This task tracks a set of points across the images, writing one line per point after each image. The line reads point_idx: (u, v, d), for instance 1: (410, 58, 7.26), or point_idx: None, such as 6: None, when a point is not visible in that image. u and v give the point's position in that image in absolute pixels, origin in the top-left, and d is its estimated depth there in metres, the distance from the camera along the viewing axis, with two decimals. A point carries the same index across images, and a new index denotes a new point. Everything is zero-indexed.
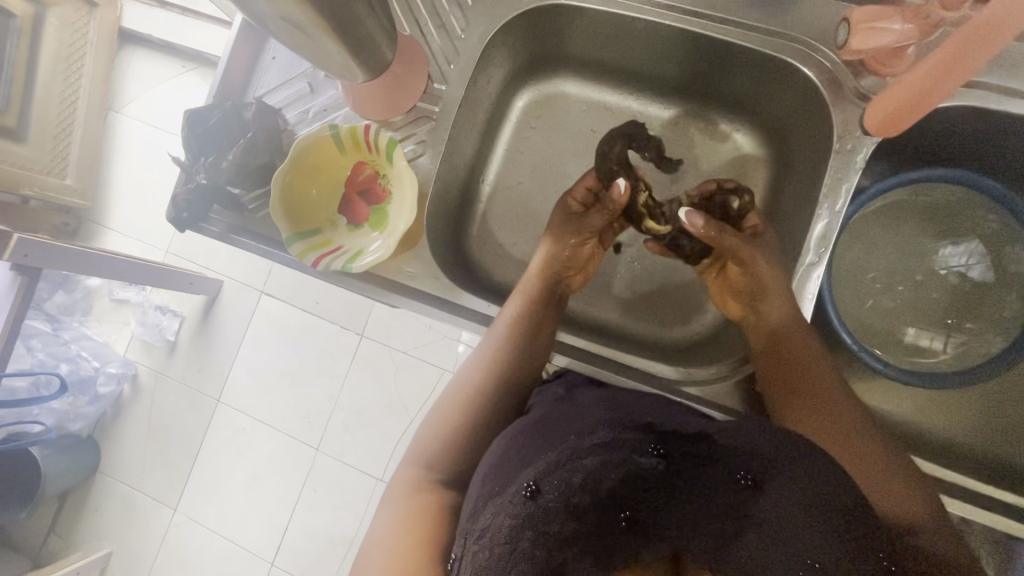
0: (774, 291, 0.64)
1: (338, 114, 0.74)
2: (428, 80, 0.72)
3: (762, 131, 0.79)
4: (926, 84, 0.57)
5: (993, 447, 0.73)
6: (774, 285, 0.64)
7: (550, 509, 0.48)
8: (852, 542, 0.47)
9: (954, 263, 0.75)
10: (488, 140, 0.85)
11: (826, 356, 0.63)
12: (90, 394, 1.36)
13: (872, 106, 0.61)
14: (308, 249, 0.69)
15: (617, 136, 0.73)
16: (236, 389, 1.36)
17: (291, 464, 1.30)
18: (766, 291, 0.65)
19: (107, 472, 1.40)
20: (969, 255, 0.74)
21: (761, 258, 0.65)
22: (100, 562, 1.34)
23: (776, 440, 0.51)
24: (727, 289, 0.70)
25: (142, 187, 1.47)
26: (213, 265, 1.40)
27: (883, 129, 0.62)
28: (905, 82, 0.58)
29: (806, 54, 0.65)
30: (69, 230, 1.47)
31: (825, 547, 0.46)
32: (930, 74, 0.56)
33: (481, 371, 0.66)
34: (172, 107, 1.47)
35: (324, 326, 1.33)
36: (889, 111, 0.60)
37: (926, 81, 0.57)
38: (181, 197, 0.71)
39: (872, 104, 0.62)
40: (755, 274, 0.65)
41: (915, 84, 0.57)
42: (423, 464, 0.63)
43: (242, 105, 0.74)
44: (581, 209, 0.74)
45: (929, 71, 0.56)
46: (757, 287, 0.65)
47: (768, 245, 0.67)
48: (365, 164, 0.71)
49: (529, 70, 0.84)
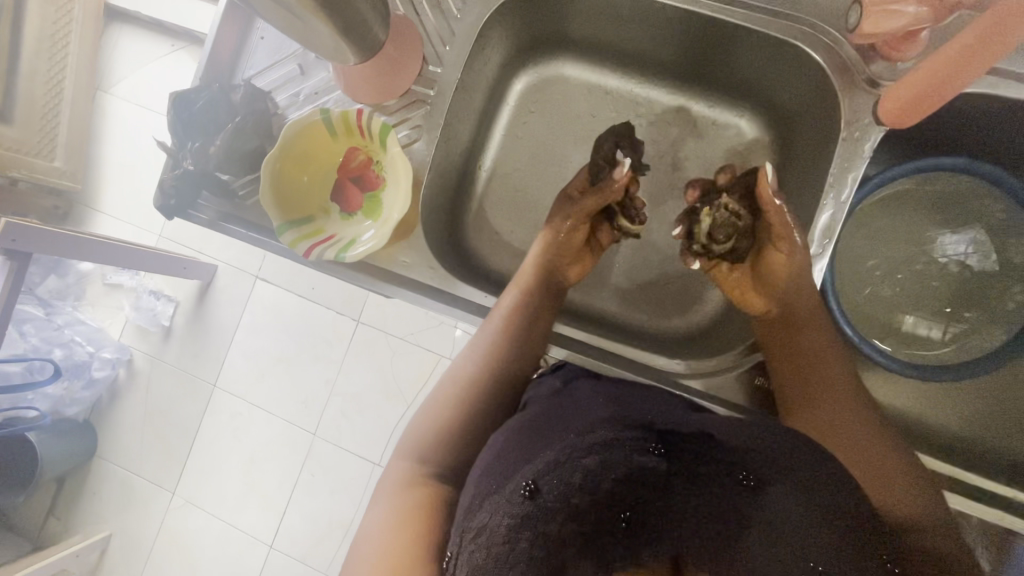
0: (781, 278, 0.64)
1: (329, 98, 0.72)
2: (422, 61, 0.69)
3: (767, 116, 0.77)
4: (943, 74, 0.55)
5: (992, 439, 0.73)
6: (807, 289, 0.63)
7: (548, 508, 0.49)
8: (853, 547, 0.47)
9: (954, 252, 0.74)
10: (485, 124, 0.82)
11: (838, 352, 0.61)
12: (85, 379, 1.35)
13: (886, 95, 0.59)
14: (299, 238, 0.67)
15: (610, 134, 0.73)
16: (232, 374, 1.36)
17: (288, 450, 1.30)
18: (801, 286, 0.63)
19: (104, 456, 1.40)
20: (970, 244, 0.73)
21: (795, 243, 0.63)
22: (101, 543, 1.35)
23: (775, 439, 0.52)
24: (750, 283, 0.68)
25: (133, 170, 1.43)
26: (207, 249, 1.38)
27: (895, 119, 0.60)
28: (922, 73, 0.56)
29: (817, 37, 0.63)
30: (60, 213, 1.44)
31: (827, 551, 0.47)
32: (948, 64, 0.54)
33: (477, 361, 0.65)
34: (162, 87, 1.43)
35: (320, 313, 1.32)
36: (893, 108, 0.59)
37: (944, 71, 0.55)
38: (168, 183, 0.70)
39: (885, 95, 0.60)
40: (790, 267, 0.63)
41: (916, 84, 0.56)
42: (419, 456, 0.62)
43: (230, 87, 0.71)
44: (578, 195, 0.72)
45: (945, 59, 0.54)
46: (796, 276, 0.63)
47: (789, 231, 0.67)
48: (357, 150, 0.69)
49: (528, 52, 0.81)
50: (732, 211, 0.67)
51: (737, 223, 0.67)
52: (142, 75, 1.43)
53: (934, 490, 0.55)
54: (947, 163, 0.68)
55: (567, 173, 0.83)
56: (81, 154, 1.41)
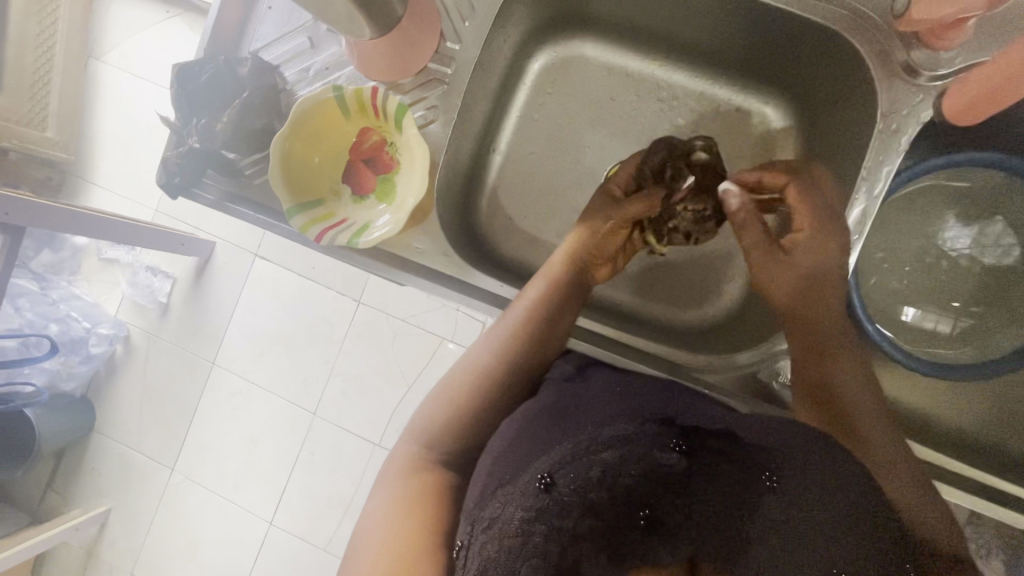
0: (799, 266, 0.62)
1: (341, 74, 0.69)
2: (440, 37, 0.66)
3: (794, 103, 0.75)
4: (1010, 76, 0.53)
5: (1006, 437, 0.71)
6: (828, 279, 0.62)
7: (564, 502, 0.49)
8: (849, 531, 0.51)
9: (958, 246, 0.73)
10: (501, 105, 0.79)
11: (852, 349, 0.62)
12: (82, 355, 1.33)
13: (951, 92, 0.57)
14: (310, 222, 0.65)
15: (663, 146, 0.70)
16: (231, 353, 1.34)
17: (288, 429, 1.30)
18: (821, 287, 0.62)
19: (102, 431, 1.39)
20: (970, 236, 0.72)
21: (836, 244, 0.61)
22: (99, 518, 1.35)
23: (796, 438, 0.53)
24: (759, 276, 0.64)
25: (128, 142, 1.38)
26: (205, 225, 1.35)
27: (958, 117, 0.58)
28: (990, 73, 0.54)
29: (856, 21, 0.60)
30: (53, 185, 1.39)
31: (828, 546, 0.51)
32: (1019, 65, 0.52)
33: (492, 353, 0.63)
34: (157, 56, 1.37)
35: (322, 293, 1.30)
36: (960, 104, 0.57)
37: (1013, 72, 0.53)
38: (172, 160, 0.67)
39: (949, 92, 0.57)
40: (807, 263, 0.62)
41: (981, 85, 0.54)
42: (429, 446, 0.61)
43: (236, 59, 0.68)
44: (621, 194, 0.69)
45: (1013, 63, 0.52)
46: (815, 274, 0.62)
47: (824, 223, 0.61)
48: (370, 130, 0.66)
49: (547, 29, 0.78)
50: (692, 210, 0.68)
51: (703, 214, 0.68)
52: (135, 43, 1.38)
53: (929, 489, 0.57)
54: (949, 161, 0.67)
55: (584, 157, 0.80)
56: (74, 124, 1.37)
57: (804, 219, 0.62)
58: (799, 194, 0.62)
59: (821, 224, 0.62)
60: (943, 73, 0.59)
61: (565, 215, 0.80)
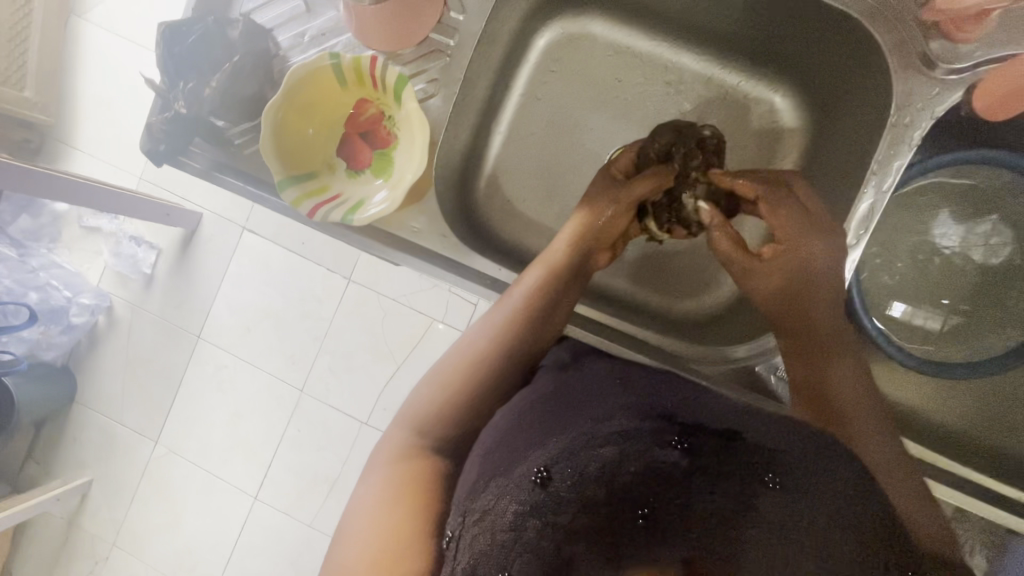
0: (802, 272, 0.58)
1: (338, 41, 0.65)
2: (443, 7, 0.63)
3: (802, 92, 0.73)
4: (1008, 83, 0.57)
5: (990, 435, 0.72)
6: (821, 272, 0.58)
7: (557, 493, 0.55)
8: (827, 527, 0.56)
9: (950, 244, 0.73)
10: (503, 80, 0.76)
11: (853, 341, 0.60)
12: (63, 324, 1.29)
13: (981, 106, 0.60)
14: (303, 196, 0.62)
15: (667, 129, 0.67)
16: (218, 328, 1.31)
17: (275, 405, 1.28)
18: (806, 283, 0.58)
19: (84, 402, 1.36)
20: (959, 235, 0.72)
21: (827, 245, 0.57)
22: (80, 490, 1.33)
23: (789, 441, 0.57)
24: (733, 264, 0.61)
25: (108, 105, 1.32)
26: (190, 195, 1.31)
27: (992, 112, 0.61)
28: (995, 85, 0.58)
29: (876, 8, 0.58)
30: (32, 147, 1.32)
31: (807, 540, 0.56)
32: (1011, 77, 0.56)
33: (487, 338, 0.61)
34: (142, 15, 1.31)
35: (310, 268, 1.27)
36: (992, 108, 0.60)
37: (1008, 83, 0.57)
38: (158, 126, 0.64)
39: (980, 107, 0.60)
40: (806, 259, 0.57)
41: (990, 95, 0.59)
42: (420, 431, 0.60)
43: (226, 21, 0.64)
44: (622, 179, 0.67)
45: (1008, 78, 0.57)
46: (800, 274, 0.58)
47: (824, 222, 0.59)
48: (368, 102, 0.64)
49: (553, 4, 0.75)
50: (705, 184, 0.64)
51: (716, 189, 0.64)
52: (119, 2, 1.32)
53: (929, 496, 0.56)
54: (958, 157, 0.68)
55: (586, 140, 0.78)
56: (53, 84, 1.31)
57: (784, 235, 0.58)
58: (771, 205, 0.59)
59: (821, 220, 0.58)
60: (962, 66, 0.57)
61: (565, 199, 0.78)
